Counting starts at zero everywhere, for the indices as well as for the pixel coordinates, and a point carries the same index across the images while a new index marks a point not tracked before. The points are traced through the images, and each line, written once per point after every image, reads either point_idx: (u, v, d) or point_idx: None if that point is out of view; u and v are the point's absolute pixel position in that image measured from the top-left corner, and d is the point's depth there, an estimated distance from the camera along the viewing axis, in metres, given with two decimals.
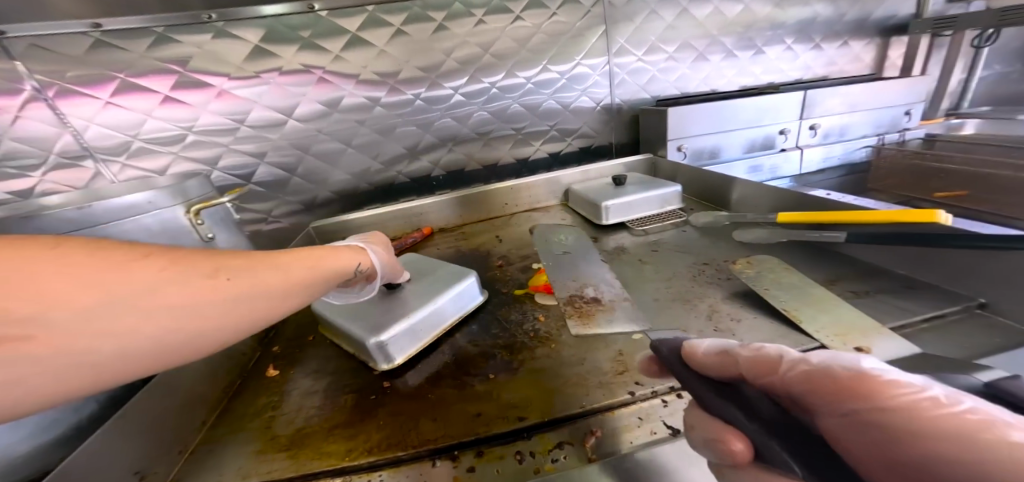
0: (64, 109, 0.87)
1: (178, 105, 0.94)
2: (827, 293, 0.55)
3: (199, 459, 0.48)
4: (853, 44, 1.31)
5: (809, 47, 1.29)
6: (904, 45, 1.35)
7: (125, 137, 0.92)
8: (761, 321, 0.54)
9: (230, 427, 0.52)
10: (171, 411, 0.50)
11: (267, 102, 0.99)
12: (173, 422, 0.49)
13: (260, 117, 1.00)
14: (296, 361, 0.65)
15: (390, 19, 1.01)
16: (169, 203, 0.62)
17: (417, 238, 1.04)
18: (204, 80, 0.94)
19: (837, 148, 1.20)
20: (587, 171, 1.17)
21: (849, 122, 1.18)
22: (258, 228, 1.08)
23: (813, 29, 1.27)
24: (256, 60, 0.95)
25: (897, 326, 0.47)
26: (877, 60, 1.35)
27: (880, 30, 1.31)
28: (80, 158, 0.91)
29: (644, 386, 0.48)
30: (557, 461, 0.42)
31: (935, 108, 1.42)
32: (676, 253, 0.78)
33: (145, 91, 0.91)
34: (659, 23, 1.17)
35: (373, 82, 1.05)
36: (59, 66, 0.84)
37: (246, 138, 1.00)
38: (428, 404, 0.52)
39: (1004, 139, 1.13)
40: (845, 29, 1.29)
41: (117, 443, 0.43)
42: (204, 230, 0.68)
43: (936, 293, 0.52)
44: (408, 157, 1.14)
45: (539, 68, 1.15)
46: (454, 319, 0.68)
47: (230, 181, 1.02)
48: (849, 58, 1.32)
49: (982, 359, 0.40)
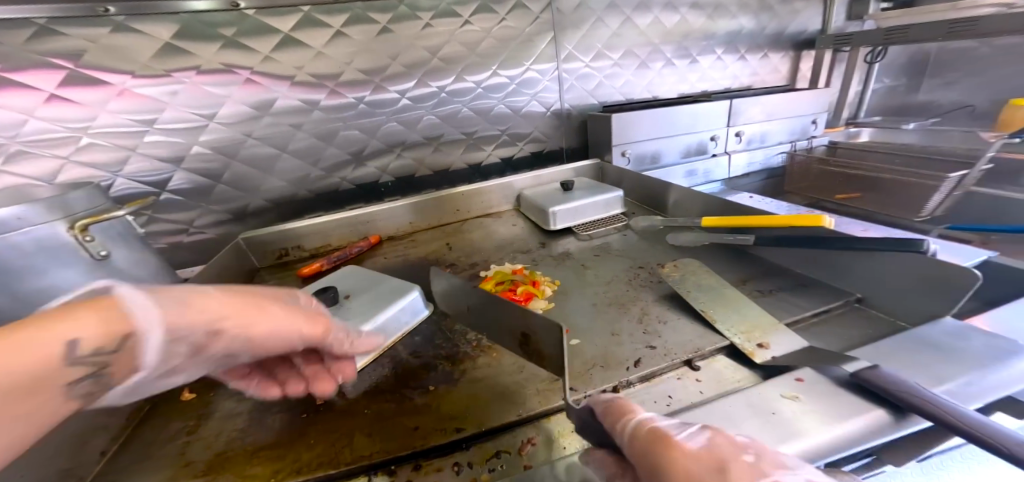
0: None
1: (68, 104, 0.84)
2: (736, 294, 0.61)
3: None
4: (771, 56, 1.44)
5: (736, 58, 1.40)
6: (812, 58, 1.50)
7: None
8: (683, 323, 0.59)
9: (138, 457, 0.50)
10: (63, 446, 0.46)
11: (182, 102, 0.92)
12: (64, 457, 0.46)
13: (173, 119, 0.92)
14: (217, 383, 0.62)
15: (328, 20, 0.97)
16: (46, 219, 0.57)
17: (362, 248, 1.02)
18: (100, 77, 0.85)
19: (759, 153, 1.32)
20: (538, 177, 1.19)
21: (768, 130, 1.31)
22: (177, 240, 1.00)
23: (738, 41, 1.38)
24: (164, 58, 0.88)
25: (791, 321, 0.54)
26: (791, 71, 1.50)
27: (793, 44, 1.45)
28: None
29: (576, 391, 0.51)
30: (494, 470, 0.44)
31: (837, 117, 1.61)
32: (614, 257, 0.83)
33: (23, 87, 0.80)
34: (606, 31, 1.21)
35: (309, 84, 1.00)
36: None
37: (152, 143, 0.92)
38: (365, 420, 0.52)
39: (890, 147, 1.31)
40: (764, 43, 1.41)
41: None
42: (95, 247, 0.63)
43: (826, 289, 0.60)
44: (352, 163, 1.10)
45: (489, 73, 1.15)
46: (397, 332, 0.67)
47: (139, 188, 0.94)
48: (769, 69, 1.46)
49: (851, 350, 0.47)
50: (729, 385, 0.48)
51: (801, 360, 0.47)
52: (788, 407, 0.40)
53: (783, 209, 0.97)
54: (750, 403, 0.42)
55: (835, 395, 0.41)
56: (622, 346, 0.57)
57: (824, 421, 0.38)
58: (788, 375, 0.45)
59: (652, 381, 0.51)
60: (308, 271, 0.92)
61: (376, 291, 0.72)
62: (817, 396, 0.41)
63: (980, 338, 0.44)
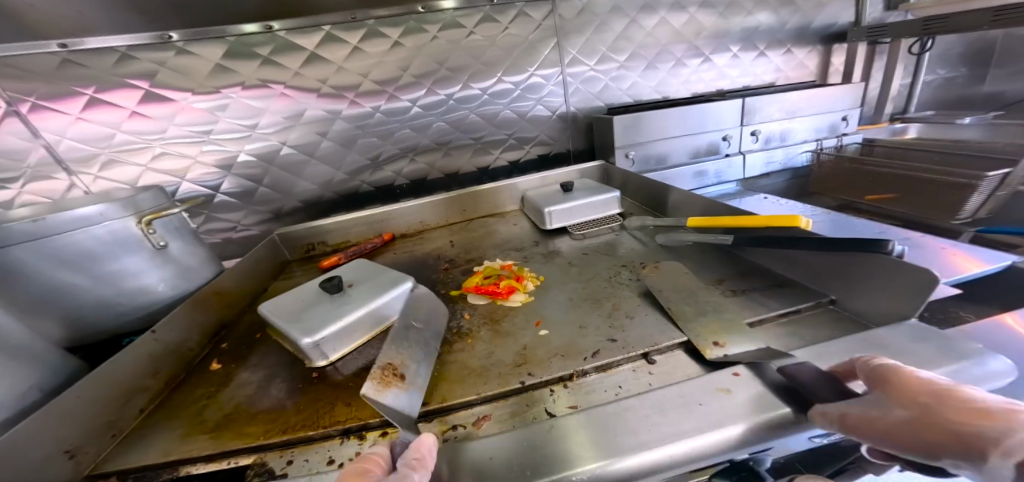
0: (36, 124, 0.93)
1: (144, 118, 1.00)
2: (707, 292, 0.61)
3: (130, 443, 0.54)
4: (796, 51, 1.37)
5: (755, 55, 1.34)
6: (845, 52, 1.41)
7: (96, 150, 0.98)
8: (649, 318, 0.60)
9: (166, 415, 0.59)
10: (108, 399, 0.55)
11: (230, 114, 1.05)
12: (106, 409, 0.54)
13: (224, 130, 1.06)
14: (240, 358, 0.70)
15: (346, 36, 1.07)
16: (119, 215, 0.69)
17: (376, 244, 1.10)
18: (167, 95, 1.00)
19: (779, 153, 1.18)
20: (544, 178, 1.22)
21: (790, 128, 1.16)
22: (229, 236, 1.15)
23: (757, 37, 1.32)
24: (215, 76, 1.02)
25: (756, 321, 0.54)
26: (821, 66, 1.41)
27: (822, 38, 1.37)
28: (54, 170, 0.97)
29: (535, 377, 0.55)
30: (447, 441, 0.49)
31: (880, 112, 1.49)
32: (602, 256, 0.83)
33: (113, 106, 0.97)
34: (610, 34, 1.22)
35: (333, 95, 1.11)
36: (30, 85, 0.91)
37: (210, 151, 1.06)
38: (348, 391, 0.58)
39: (938, 144, 1.19)
40: (787, 37, 1.35)
41: (51, 423, 0.48)
42: (157, 238, 0.74)
43: (802, 290, 0.58)
44: (371, 168, 1.20)
45: (494, 79, 1.20)
46: (389, 317, 0.73)
47: (196, 190, 1.08)
48: (794, 64, 1.39)
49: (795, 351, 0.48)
50: (677, 377, 0.50)
51: (752, 362, 0.48)
52: (720, 399, 0.44)
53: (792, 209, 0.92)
54: (683, 393, 0.46)
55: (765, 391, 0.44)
56: (586, 337, 0.60)
57: (752, 411, 0.43)
58: (727, 368, 0.47)
59: (608, 371, 0.54)
60: (328, 264, 1.02)
61: (375, 280, 0.78)
62: (749, 391, 0.44)
63: (933, 351, 0.44)
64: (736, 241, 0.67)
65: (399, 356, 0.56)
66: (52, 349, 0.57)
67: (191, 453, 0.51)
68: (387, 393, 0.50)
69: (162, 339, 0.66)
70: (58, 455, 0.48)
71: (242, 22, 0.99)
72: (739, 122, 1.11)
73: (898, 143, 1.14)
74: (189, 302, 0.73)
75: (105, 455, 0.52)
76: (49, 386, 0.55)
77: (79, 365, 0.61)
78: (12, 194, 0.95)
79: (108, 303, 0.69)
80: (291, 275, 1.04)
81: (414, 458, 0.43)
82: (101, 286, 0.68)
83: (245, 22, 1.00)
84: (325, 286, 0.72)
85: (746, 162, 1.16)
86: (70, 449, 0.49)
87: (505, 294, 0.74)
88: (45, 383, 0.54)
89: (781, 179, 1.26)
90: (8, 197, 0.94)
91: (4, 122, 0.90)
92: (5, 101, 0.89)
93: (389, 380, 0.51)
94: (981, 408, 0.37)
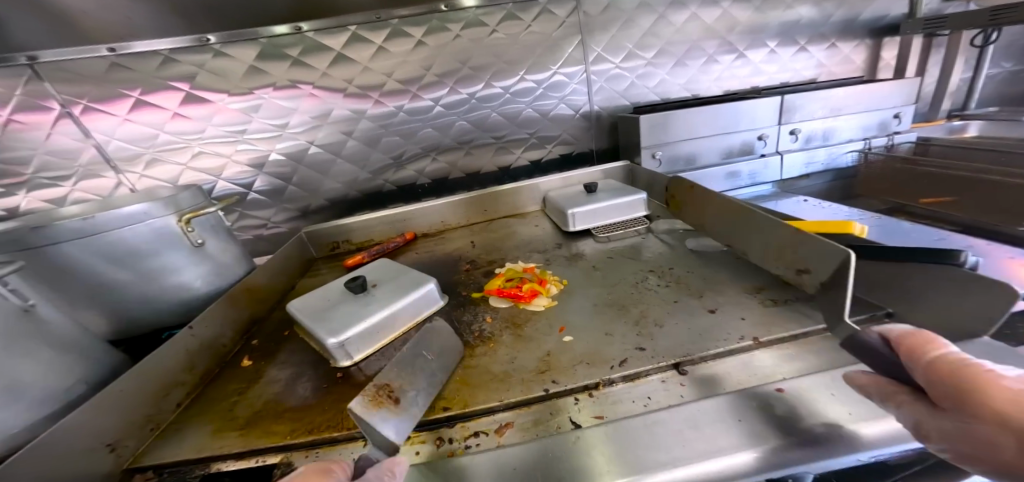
0: (87, 125, 0.98)
1: (183, 119, 1.03)
2: (745, 302, 0.59)
3: (166, 437, 0.56)
4: (841, 45, 1.29)
5: (794, 49, 1.27)
6: (897, 45, 1.32)
7: (140, 149, 1.03)
8: (680, 328, 0.57)
9: (198, 410, 0.60)
10: (146, 392, 0.57)
11: (261, 115, 1.08)
12: (144, 402, 0.56)
13: (257, 130, 1.08)
14: (269, 355, 0.72)
15: (372, 37, 1.07)
16: (162, 213, 0.69)
17: (398, 243, 1.10)
18: (205, 96, 1.03)
19: (821, 152, 1.10)
20: (567, 178, 1.19)
21: (833, 127, 1.07)
22: (260, 233, 1.18)
23: (797, 31, 1.25)
24: (248, 77, 1.04)
25: (802, 334, 0.53)
26: (870, 61, 1.33)
27: (871, 31, 1.29)
28: (103, 169, 1.02)
29: (559, 384, 0.53)
30: (469, 447, 0.48)
31: (935, 109, 1.38)
32: (628, 260, 0.80)
33: (155, 107, 1.01)
34: (637, 30, 1.18)
35: (359, 95, 1.11)
36: (82, 87, 0.96)
37: (243, 150, 1.09)
38: None
39: (1003, 143, 1.09)
40: (832, 31, 1.27)
41: (93, 416, 0.50)
42: (194, 236, 0.74)
43: (853, 302, 0.54)
44: (394, 167, 1.21)
45: (516, 78, 1.19)
46: (411, 318, 0.73)
47: (231, 189, 1.11)
48: (839, 59, 1.30)
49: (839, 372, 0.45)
50: (714, 390, 0.48)
51: (843, 279, 0.47)
52: (763, 417, 0.43)
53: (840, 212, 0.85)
54: (718, 409, 0.44)
55: (811, 413, 0.43)
56: (613, 345, 0.57)
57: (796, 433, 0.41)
58: (770, 384, 0.46)
59: (636, 381, 0.52)
60: (352, 263, 1.03)
61: (397, 281, 0.77)
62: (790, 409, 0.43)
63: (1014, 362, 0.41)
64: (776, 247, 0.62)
65: (398, 377, 0.50)
66: (98, 343, 0.59)
67: (221, 450, 0.52)
68: (376, 414, 0.45)
69: (198, 335, 0.67)
70: (100, 449, 0.49)
71: (274, 24, 1.01)
72: (776, 121, 1.04)
73: (957, 143, 1.05)
74: (224, 299, 0.75)
75: (143, 448, 0.54)
76: (94, 379, 0.57)
77: (122, 357, 0.63)
78: (65, 191, 1.01)
79: (152, 298, 0.71)
80: (317, 273, 1.05)
81: (387, 471, 0.42)
82: (143, 282, 0.70)
83: (276, 24, 1.01)
84: (349, 286, 0.73)
85: (785, 163, 1.09)
86: (111, 442, 0.50)
87: (527, 298, 0.73)
88: (89, 376, 0.56)
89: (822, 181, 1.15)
90: (61, 195, 1.00)
91: (59, 123, 0.96)
92: (59, 103, 0.95)
93: (381, 401, 0.46)
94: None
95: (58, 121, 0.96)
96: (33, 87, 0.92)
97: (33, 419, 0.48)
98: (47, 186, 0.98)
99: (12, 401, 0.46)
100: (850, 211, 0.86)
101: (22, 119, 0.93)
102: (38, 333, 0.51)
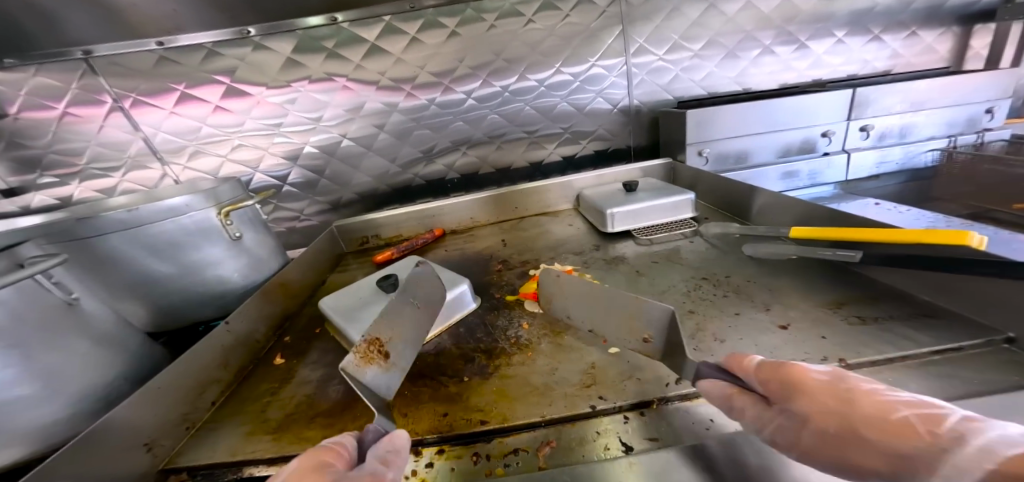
0: (137, 118, 1.00)
1: (225, 112, 1.04)
2: (824, 319, 0.52)
3: (201, 437, 0.55)
4: (923, 34, 1.17)
5: (867, 39, 1.16)
6: (991, 33, 1.18)
7: (184, 142, 1.04)
8: (745, 344, 0.51)
9: (232, 410, 0.59)
10: (183, 389, 0.56)
11: (298, 108, 1.07)
12: (181, 400, 0.55)
13: (293, 123, 1.08)
14: (301, 353, 0.70)
15: (405, 27, 1.04)
16: (203, 206, 0.68)
17: (427, 239, 1.07)
18: (245, 89, 1.03)
19: (897, 151, 0.99)
20: (601, 176, 1.13)
21: (913, 122, 0.98)
22: (293, 225, 1.18)
23: (870, 19, 1.14)
24: (287, 70, 1.03)
25: (899, 356, 0.44)
26: (956, 51, 1.20)
27: (959, 18, 1.16)
28: (149, 161, 1.04)
29: (606, 401, 0.49)
30: (508, 466, 0.44)
31: None
32: (675, 265, 0.74)
33: (199, 100, 1.02)
34: (683, 20, 1.11)
35: (391, 87, 1.09)
36: (133, 81, 0.98)
37: (280, 143, 1.09)
38: (403, 400, 0.56)
39: None
40: (912, 18, 1.15)
41: (132, 414, 0.49)
42: (233, 229, 0.73)
43: (960, 324, 0.47)
44: (424, 161, 1.18)
45: (551, 70, 1.13)
46: (444, 320, 0.70)
47: (268, 181, 1.12)
48: (919, 49, 1.18)
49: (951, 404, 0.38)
50: None
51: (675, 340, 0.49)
52: None
53: (926, 216, 0.74)
54: (802, 440, 0.39)
55: None
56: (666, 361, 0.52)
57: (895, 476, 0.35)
58: None
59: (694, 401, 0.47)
60: (382, 259, 1.00)
61: None
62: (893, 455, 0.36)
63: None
64: (864, 258, 0.57)
65: (391, 330, 0.55)
66: (139, 337, 0.59)
67: (253, 455, 0.50)
68: (367, 369, 0.50)
69: (235, 331, 0.66)
70: (138, 448, 0.48)
71: (307, 16, 0.99)
72: (844, 117, 0.95)
73: None
74: (259, 293, 0.73)
75: (178, 448, 0.53)
76: (134, 375, 0.56)
77: (162, 352, 0.63)
78: (116, 181, 1.04)
79: (192, 292, 0.70)
80: (348, 268, 1.04)
81: (388, 451, 0.43)
82: (183, 275, 0.69)
83: (310, 15, 0.99)
84: (381, 285, 0.70)
85: (852, 162, 0.99)
86: (148, 441, 0.49)
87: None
88: (129, 372, 0.55)
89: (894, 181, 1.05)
90: (112, 185, 1.04)
91: (111, 116, 0.99)
92: (112, 97, 0.98)
93: (372, 357, 0.51)
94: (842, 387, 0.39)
95: (111, 114, 0.99)
96: (87, 81, 0.95)
97: (74, 413, 0.47)
98: (99, 176, 1.02)
99: (54, 396, 0.46)
100: (933, 215, 0.76)
101: (78, 112, 0.97)
102: (82, 327, 0.50)
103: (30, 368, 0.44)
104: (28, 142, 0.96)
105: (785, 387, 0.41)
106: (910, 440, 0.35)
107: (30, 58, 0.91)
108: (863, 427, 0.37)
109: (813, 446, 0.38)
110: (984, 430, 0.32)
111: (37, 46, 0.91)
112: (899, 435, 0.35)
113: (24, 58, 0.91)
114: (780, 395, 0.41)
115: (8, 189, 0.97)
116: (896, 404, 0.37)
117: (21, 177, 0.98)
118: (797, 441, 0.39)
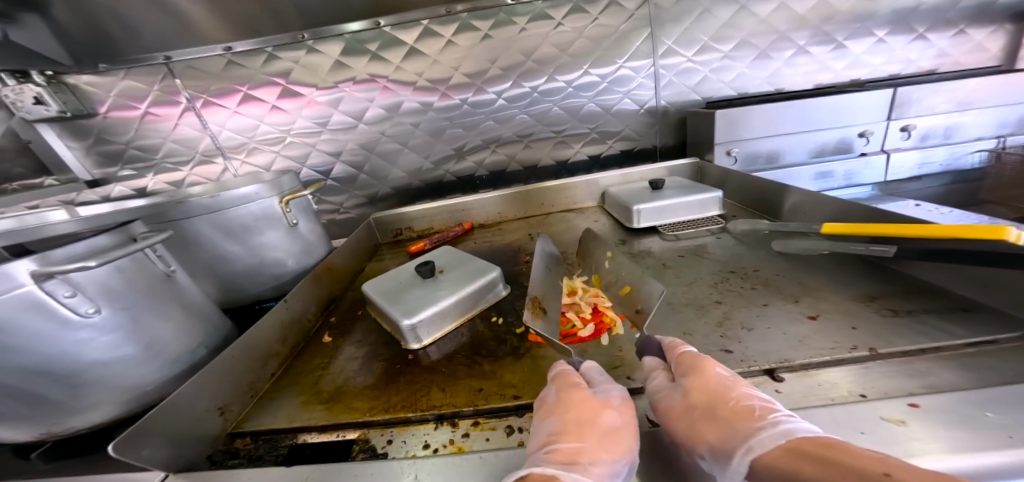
0: (205, 117, 1.09)
1: (281, 111, 1.11)
2: (855, 312, 0.53)
3: (265, 405, 0.60)
4: (973, 32, 1.14)
5: (911, 38, 1.14)
6: None
7: (244, 139, 1.12)
8: (773, 332, 0.53)
9: (289, 382, 0.65)
10: (248, 361, 0.61)
11: (343, 108, 1.13)
12: (244, 371, 0.60)
13: (339, 121, 1.14)
14: (346, 332, 0.75)
15: (442, 30, 1.08)
16: (268, 195, 0.74)
17: (457, 232, 1.12)
18: (299, 90, 1.10)
19: (940, 152, 0.98)
20: (627, 174, 1.14)
21: (958, 123, 0.96)
22: (332, 218, 1.25)
23: (915, 17, 1.12)
24: (335, 71, 1.09)
25: (931, 347, 0.46)
26: (1008, 50, 1.16)
27: (1012, 16, 1.13)
28: (213, 156, 1.13)
29: (634, 381, 0.53)
30: None
31: None
32: (703, 260, 0.75)
33: (259, 101, 1.09)
34: (714, 22, 1.12)
35: (428, 88, 1.14)
36: (203, 82, 1.06)
37: (326, 140, 1.16)
38: (440, 376, 0.60)
39: None
40: (960, 17, 1.12)
41: (206, 382, 0.54)
42: (291, 217, 0.79)
43: (1001, 318, 0.47)
44: (455, 158, 1.23)
45: (580, 72, 1.16)
46: (477, 305, 0.74)
47: (314, 176, 1.19)
48: (967, 48, 1.15)
49: (980, 389, 0.39)
50: (817, 400, 0.43)
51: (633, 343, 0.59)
52: (891, 431, 0.38)
53: (965, 217, 0.72)
54: (834, 419, 0.40)
55: (958, 427, 0.36)
56: (693, 345, 0.55)
57: (934, 453, 0.35)
58: (901, 398, 0.40)
59: None
60: (415, 249, 1.05)
61: (461, 270, 0.78)
62: (932, 425, 0.37)
63: None
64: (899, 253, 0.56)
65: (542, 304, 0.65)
66: None
67: (310, 422, 0.56)
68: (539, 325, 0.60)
69: (290, 308, 0.72)
70: (214, 411, 0.54)
71: (350, 21, 1.04)
72: (884, 117, 0.94)
73: None
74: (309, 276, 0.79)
75: (245, 412, 0.59)
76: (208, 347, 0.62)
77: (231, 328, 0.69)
78: (184, 175, 1.13)
79: (256, 274, 0.76)
80: (382, 258, 1.09)
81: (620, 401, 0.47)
82: (250, 256, 0.74)
83: (353, 20, 1.04)
84: (419, 271, 0.74)
85: (892, 162, 0.99)
86: (221, 406, 0.55)
87: (603, 312, 0.66)
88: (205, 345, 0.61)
89: (935, 183, 1.03)
90: (181, 178, 1.14)
91: (184, 115, 1.08)
92: (186, 98, 1.06)
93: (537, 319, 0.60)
94: (828, 442, 0.37)
95: (183, 114, 1.08)
96: (166, 83, 1.04)
97: (165, 378, 0.53)
98: (172, 170, 1.12)
99: (150, 360, 0.51)
100: (974, 216, 0.74)
101: (156, 112, 1.07)
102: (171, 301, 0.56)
103: (136, 334, 0.50)
104: (112, 138, 1.07)
105: (689, 366, 0.48)
106: (749, 421, 0.42)
107: (118, 63, 1.01)
108: (736, 422, 0.42)
109: (726, 419, 0.43)
110: (790, 421, 0.40)
111: (122, 51, 1.00)
112: (741, 419, 0.42)
113: (113, 63, 1.01)
114: (682, 371, 0.47)
115: (93, 180, 1.09)
116: (752, 397, 0.44)
117: (105, 169, 1.09)
118: (697, 442, 0.43)
